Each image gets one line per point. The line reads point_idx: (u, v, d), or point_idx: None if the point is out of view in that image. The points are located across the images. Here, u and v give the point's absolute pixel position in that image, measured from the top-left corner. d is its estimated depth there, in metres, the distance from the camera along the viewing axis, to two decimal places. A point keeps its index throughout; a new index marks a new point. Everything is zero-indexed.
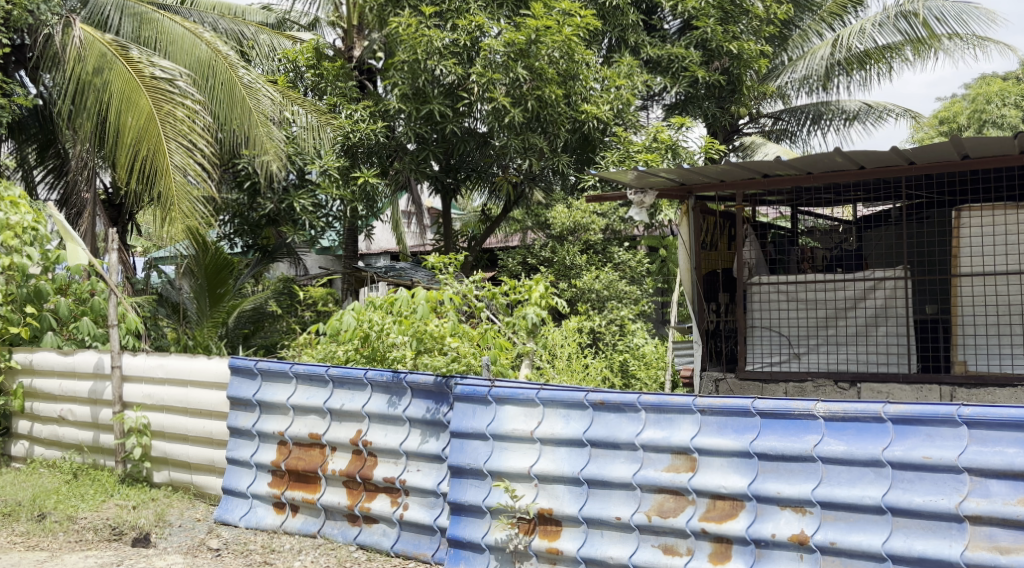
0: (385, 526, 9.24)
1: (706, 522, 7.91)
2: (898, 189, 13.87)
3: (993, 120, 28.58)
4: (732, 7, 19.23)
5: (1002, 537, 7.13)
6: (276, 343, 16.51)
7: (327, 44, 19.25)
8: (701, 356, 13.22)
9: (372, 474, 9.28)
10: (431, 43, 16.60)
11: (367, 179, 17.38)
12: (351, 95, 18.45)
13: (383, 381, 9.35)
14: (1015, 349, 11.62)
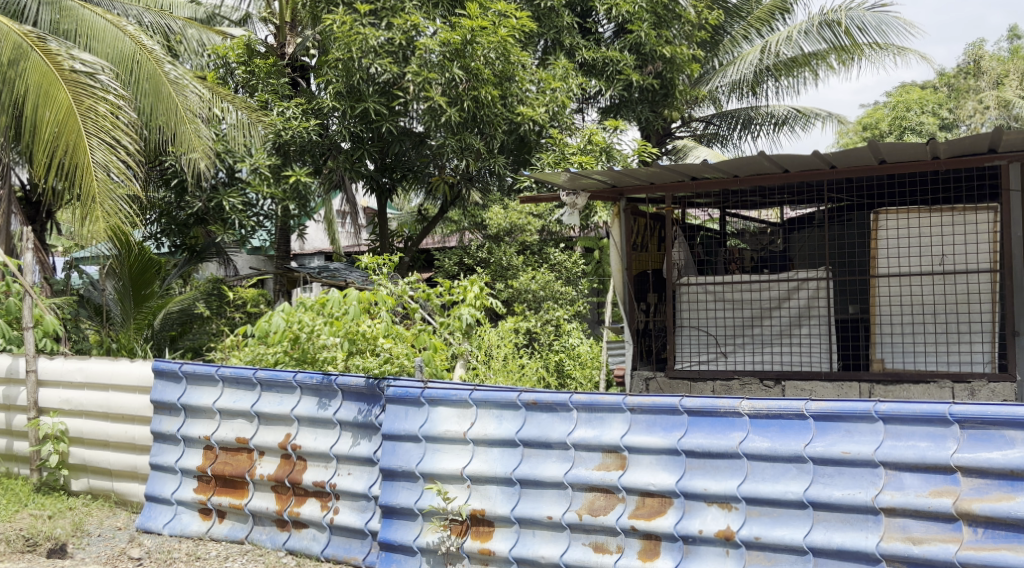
0: (315, 530, 7.35)
1: (635, 520, 6.53)
2: (821, 193, 10.82)
3: (912, 127, 23.75)
4: (665, 10, 16.18)
5: (915, 528, 6.00)
6: (204, 346, 12.96)
7: (257, 40, 15.04)
8: (631, 354, 10.37)
9: (302, 478, 7.38)
10: (366, 41, 13.35)
11: (298, 177, 13.87)
12: (284, 93, 14.46)
13: (313, 384, 7.43)
14: (934, 351, 9.23)
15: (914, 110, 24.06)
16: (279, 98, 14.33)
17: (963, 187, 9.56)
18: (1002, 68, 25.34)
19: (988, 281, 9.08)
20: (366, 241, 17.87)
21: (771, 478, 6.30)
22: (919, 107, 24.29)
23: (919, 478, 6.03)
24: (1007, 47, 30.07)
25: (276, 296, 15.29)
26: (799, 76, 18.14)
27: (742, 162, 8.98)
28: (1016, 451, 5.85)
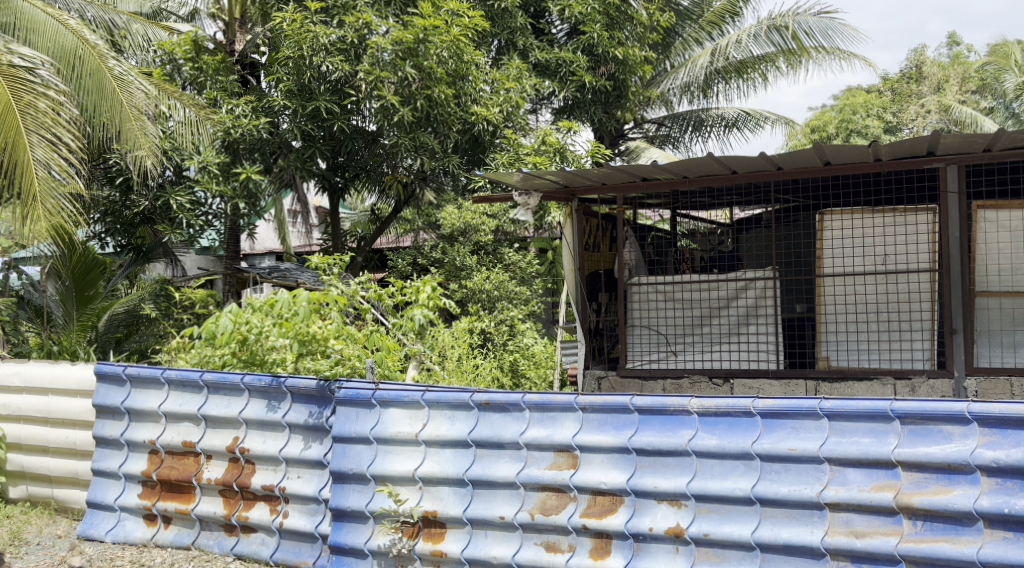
0: (264, 534, 7.20)
1: (586, 519, 6.46)
2: (768, 193, 10.80)
3: (857, 130, 23.87)
4: (617, 12, 16.11)
5: (858, 522, 6.02)
6: (150, 348, 12.68)
7: (205, 36, 14.80)
8: (584, 353, 10.31)
9: (251, 482, 7.22)
10: (316, 40, 13.18)
11: (248, 175, 13.66)
12: (232, 90, 14.27)
13: (261, 387, 7.27)
14: (878, 349, 9.30)
15: (860, 113, 24.17)
16: (227, 96, 14.09)
17: (904, 189, 9.60)
18: (941, 73, 25.64)
19: (928, 281, 9.14)
20: (317, 240, 17.62)
21: (719, 475, 6.28)
22: (864, 111, 24.44)
23: (862, 473, 6.04)
24: (948, 53, 30.50)
25: (225, 296, 15.04)
26: (749, 80, 18.12)
27: (691, 163, 8.96)
28: (954, 446, 5.92)
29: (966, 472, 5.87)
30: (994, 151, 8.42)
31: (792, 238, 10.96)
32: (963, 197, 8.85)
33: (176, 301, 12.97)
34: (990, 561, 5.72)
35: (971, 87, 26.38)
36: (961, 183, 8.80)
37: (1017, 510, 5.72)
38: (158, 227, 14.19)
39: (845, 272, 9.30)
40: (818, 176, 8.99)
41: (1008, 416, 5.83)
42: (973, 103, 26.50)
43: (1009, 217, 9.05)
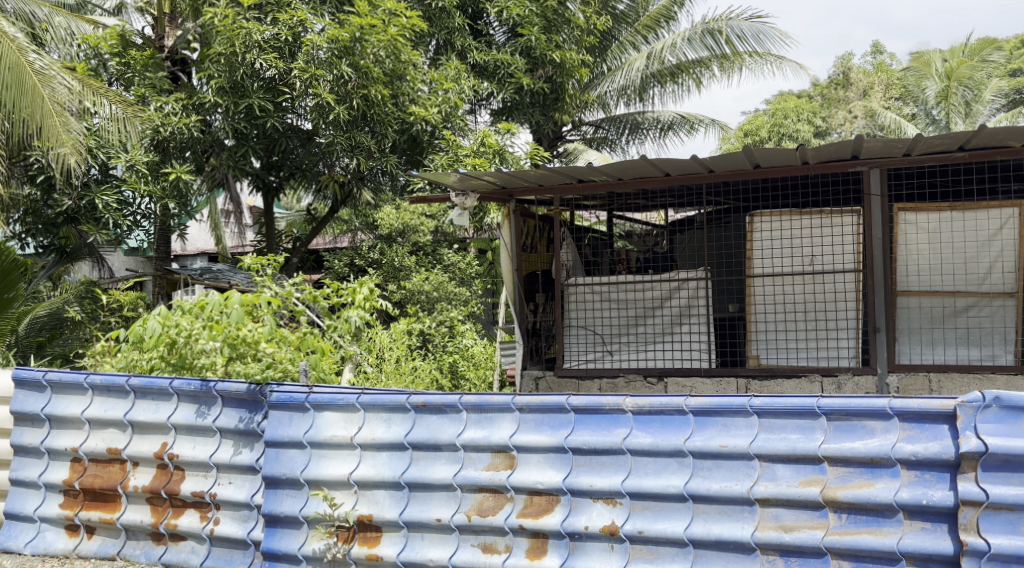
0: (194, 543, 7.08)
1: (523, 519, 6.46)
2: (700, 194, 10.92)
3: (789, 133, 23.95)
4: (555, 14, 16.16)
5: (787, 517, 6.10)
6: (73, 352, 12.38)
7: (132, 30, 14.66)
8: (522, 354, 10.32)
9: (179, 489, 7.11)
10: (249, 36, 13.01)
11: (178, 174, 13.44)
12: (162, 87, 14.01)
13: (190, 391, 7.17)
14: (806, 346, 9.42)
15: (790, 118, 24.29)
16: (156, 92, 13.85)
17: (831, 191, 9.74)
18: (867, 81, 26.21)
19: (853, 281, 9.29)
20: (250, 241, 17.38)
21: (653, 473, 6.33)
22: (795, 116, 24.51)
23: (791, 468, 6.12)
24: (872, 61, 31.08)
25: (154, 299, 14.77)
26: (685, 84, 18.24)
27: (625, 166, 9.01)
28: (876, 440, 6.02)
29: (888, 465, 5.97)
30: (913, 155, 8.58)
31: (724, 240, 11.11)
32: (885, 199, 9.00)
33: (103, 304, 12.71)
34: (910, 552, 5.86)
35: (896, 93, 26.97)
36: (884, 186, 8.95)
37: (935, 501, 5.85)
38: (83, 228, 13.76)
39: (774, 272, 9.43)
40: (750, 178, 9.08)
41: (928, 410, 5.95)
42: (897, 110, 27.11)
43: (928, 220, 9.22)
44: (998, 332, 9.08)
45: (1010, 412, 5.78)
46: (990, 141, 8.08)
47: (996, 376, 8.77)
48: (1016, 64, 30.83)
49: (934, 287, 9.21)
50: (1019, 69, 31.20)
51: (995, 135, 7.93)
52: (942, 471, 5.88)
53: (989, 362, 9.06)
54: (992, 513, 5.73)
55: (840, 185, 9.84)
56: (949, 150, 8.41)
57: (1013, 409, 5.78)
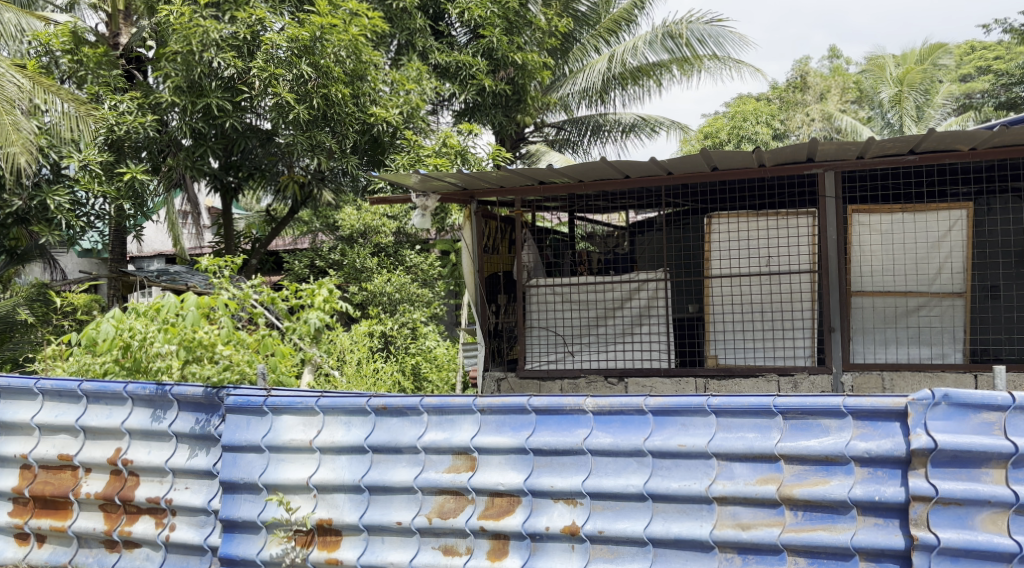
0: (148, 550, 7.01)
1: (484, 520, 6.49)
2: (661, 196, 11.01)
3: (748, 136, 24.07)
4: (516, 16, 16.19)
5: (744, 515, 6.17)
6: (22, 356, 12.20)
7: (85, 27, 14.49)
8: (483, 355, 10.34)
9: (133, 495, 7.05)
10: (206, 35, 12.90)
11: (134, 174, 13.24)
12: (116, 86, 13.88)
13: (145, 395, 7.11)
14: (764, 346, 9.53)
15: (750, 120, 24.33)
16: (110, 91, 13.70)
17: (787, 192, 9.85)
18: (824, 84, 26.58)
19: (808, 281, 9.41)
20: (208, 243, 17.23)
21: (613, 472, 6.38)
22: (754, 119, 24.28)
23: (748, 466, 6.20)
24: (829, 65, 31.38)
25: (109, 301, 14.62)
26: (646, 86, 18.37)
27: (585, 168, 9.06)
28: (831, 438, 6.10)
29: (842, 463, 6.07)
30: (867, 158, 8.71)
31: (684, 242, 11.21)
32: (840, 201, 9.10)
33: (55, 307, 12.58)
34: (863, 547, 5.96)
35: (850, 97, 27.35)
36: (838, 188, 9.02)
37: (888, 496, 5.95)
38: (33, 229, 13.11)
39: (732, 273, 9.52)
40: (707, 181, 9.19)
41: (880, 408, 6.04)
42: (852, 113, 27.49)
43: (881, 222, 9.36)
44: (948, 331, 9.24)
45: (958, 409, 5.91)
46: (939, 144, 8.22)
47: (946, 373, 8.87)
48: (967, 69, 31.39)
49: (887, 287, 9.35)
50: (969, 73, 31.76)
51: (944, 139, 8.07)
52: (894, 468, 5.98)
53: (939, 360, 9.26)
54: (941, 508, 5.87)
55: (796, 187, 9.96)
56: (900, 153, 8.55)
57: (961, 406, 5.90)
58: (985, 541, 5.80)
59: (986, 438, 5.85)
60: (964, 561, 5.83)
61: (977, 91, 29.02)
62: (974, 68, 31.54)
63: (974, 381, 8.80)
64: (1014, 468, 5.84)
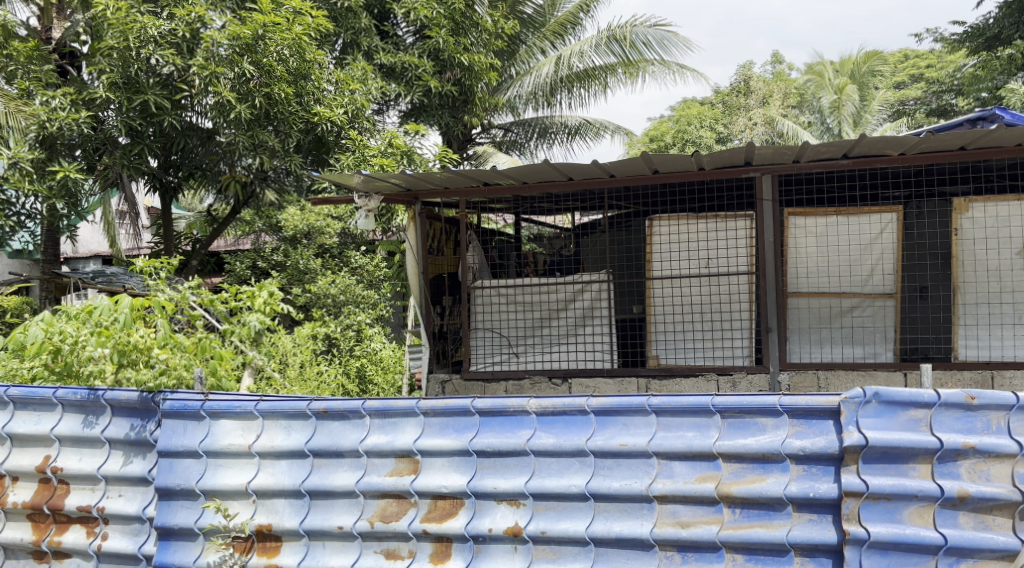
0: (78, 561, 6.91)
1: (426, 523, 6.49)
2: (604, 198, 11.08)
3: (692, 140, 24.48)
4: (463, 16, 16.21)
5: (684, 513, 6.25)
6: None
7: (15, 21, 14.34)
8: (428, 357, 10.34)
9: (63, 504, 6.93)
10: (143, 31, 12.70)
11: (67, 173, 12.86)
12: (49, 82, 13.62)
13: (76, 400, 7.02)
14: (704, 345, 9.65)
15: (695, 125, 24.80)
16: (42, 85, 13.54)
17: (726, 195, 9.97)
18: (766, 89, 26.84)
19: (746, 282, 9.54)
20: (147, 243, 17.01)
21: (556, 473, 6.43)
22: (698, 124, 25.03)
23: (687, 465, 6.27)
24: (772, 70, 31.84)
25: (42, 303, 14.40)
26: (591, 89, 18.46)
27: (529, 170, 9.09)
28: (767, 437, 6.19)
29: (778, 460, 6.16)
30: (803, 162, 8.85)
31: (627, 244, 11.29)
32: (776, 204, 9.24)
33: None
34: (798, 543, 6.06)
35: (792, 102, 27.70)
36: (775, 192, 9.16)
37: (821, 493, 6.07)
38: None
39: (673, 274, 9.61)
40: (648, 183, 9.28)
41: (814, 407, 6.14)
42: (793, 117, 27.85)
43: (816, 224, 9.51)
44: (880, 331, 9.42)
45: (888, 407, 6.04)
46: (870, 149, 8.39)
47: (878, 371, 9.10)
48: (902, 78, 32.00)
49: (822, 288, 9.50)
50: (903, 82, 32.39)
51: (876, 144, 8.22)
52: (827, 465, 6.10)
53: (871, 359, 9.43)
54: (871, 503, 5.98)
55: (734, 190, 10.09)
56: (835, 158, 8.72)
57: (890, 404, 6.03)
58: (912, 535, 5.92)
59: (914, 434, 5.98)
60: (894, 554, 5.94)
61: (911, 99, 29.58)
62: (909, 77, 32.16)
63: (903, 380, 9.04)
64: (940, 463, 5.96)
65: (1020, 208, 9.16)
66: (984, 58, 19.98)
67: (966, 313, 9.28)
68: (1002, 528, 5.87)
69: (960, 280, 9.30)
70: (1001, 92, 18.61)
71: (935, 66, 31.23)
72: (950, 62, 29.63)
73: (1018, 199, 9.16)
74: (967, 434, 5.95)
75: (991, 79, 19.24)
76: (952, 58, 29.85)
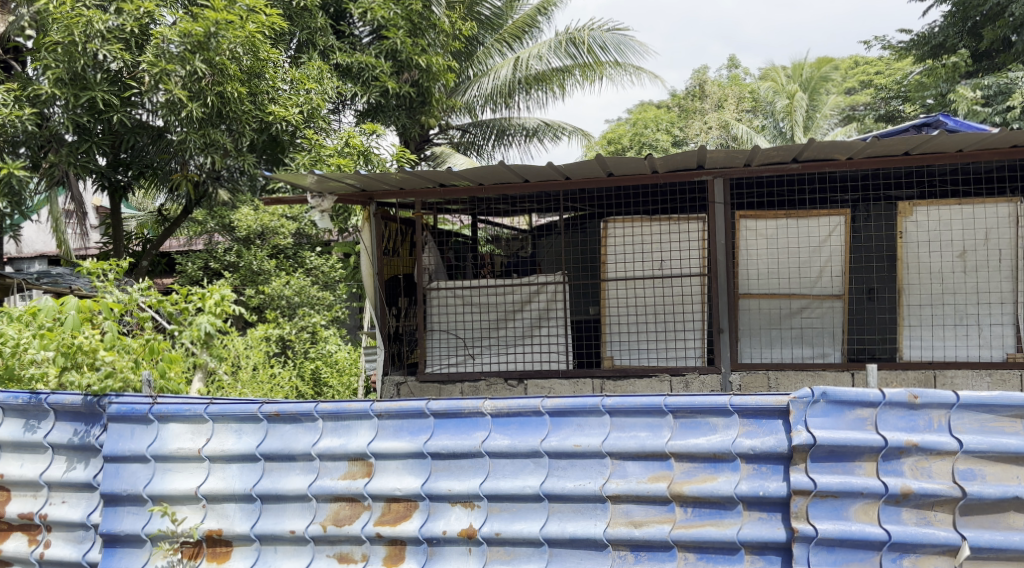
0: None
1: (379, 527, 6.45)
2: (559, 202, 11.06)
3: (648, 143, 24.95)
4: (421, 18, 16.17)
5: (636, 512, 6.26)
6: None
7: None
8: (383, 359, 10.28)
9: (3, 511, 6.85)
10: (90, 25, 12.51)
11: (10, 170, 12.63)
12: None
13: (18, 405, 6.91)
14: (658, 346, 9.68)
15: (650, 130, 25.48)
16: None
17: (680, 198, 10.00)
18: (721, 93, 26.96)
19: (699, 284, 9.59)
20: (96, 243, 16.79)
21: (511, 474, 6.41)
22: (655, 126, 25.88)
23: (640, 465, 6.28)
24: (727, 74, 32.14)
25: None
26: (548, 91, 18.51)
27: (485, 171, 9.05)
28: (718, 436, 6.22)
29: (729, 459, 6.19)
30: (754, 166, 8.91)
31: (582, 246, 11.30)
32: (728, 207, 9.28)
33: None
34: (748, 541, 6.09)
35: (747, 106, 27.94)
36: (726, 195, 9.21)
37: (770, 491, 6.10)
38: None
39: (628, 277, 9.63)
40: (603, 186, 9.29)
41: (764, 406, 6.18)
42: (747, 120, 28.08)
43: (766, 227, 9.57)
44: (828, 331, 9.50)
45: (835, 406, 6.08)
46: (819, 153, 8.45)
47: (826, 371, 9.16)
48: (851, 84, 32.35)
49: (772, 290, 9.56)
50: (852, 87, 32.77)
51: (824, 149, 8.31)
52: (776, 464, 6.13)
53: (820, 359, 9.52)
54: (819, 501, 6.02)
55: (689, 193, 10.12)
56: (785, 161, 8.80)
57: (838, 403, 6.07)
58: (858, 531, 5.97)
59: (860, 433, 6.03)
60: (840, 551, 5.98)
61: (860, 105, 29.96)
62: (858, 83, 32.55)
63: (851, 380, 9.13)
64: (885, 460, 6.02)
65: (960, 212, 9.29)
66: (929, 65, 20.24)
67: (910, 314, 9.39)
68: (943, 523, 5.94)
69: (904, 282, 9.41)
70: (946, 98, 18.85)
71: (883, 73, 31.66)
72: (897, 69, 30.08)
73: (960, 203, 9.29)
74: (910, 433, 6.02)
75: (936, 86, 19.47)
76: (899, 64, 30.22)
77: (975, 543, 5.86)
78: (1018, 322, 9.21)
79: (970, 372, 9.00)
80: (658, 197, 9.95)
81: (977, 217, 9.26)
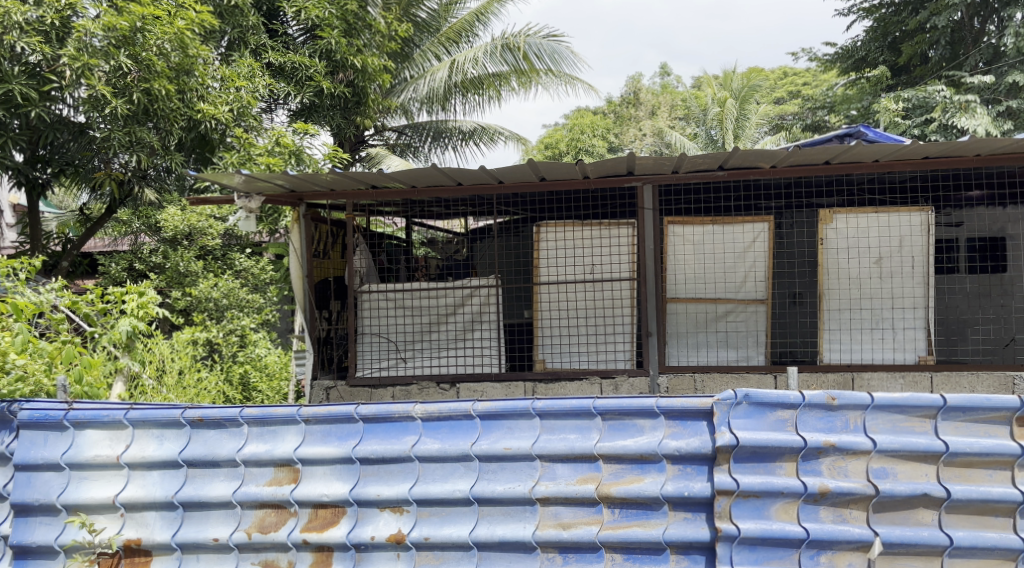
0: None
1: (306, 533, 6.33)
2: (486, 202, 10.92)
3: (586, 148, 24.87)
4: (355, 18, 16.01)
5: (565, 514, 6.29)
6: None
7: None
8: (312, 363, 10.10)
9: None
10: (8, 16, 12.06)
11: None
12: None
13: None
14: (586, 349, 9.67)
15: (587, 133, 25.41)
16: None
17: (609, 203, 9.98)
18: (654, 100, 28.80)
19: (628, 288, 9.60)
20: (14, 243, 16.22)
21: (440, 478, 6.36)
22: (591, 131, 25.66)
23: (569, 467, 6.30)
24: (661, 81, 32.30)
25: None
26: (483, 96, 18.42)
27: (418, 174, 8.95)
28: (645, 437, 6.30)
29: (655, 461, 6.27)
30: (681, 173, 8.96)
31: (517, 248, 11.17)
32: (657, 213, 9.28)
33: None
34: (674, 541, 6.20)
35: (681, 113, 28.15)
36: (655, 201, 9.22)
37: (696, 492, 6.22)
38: None
39: (558, 280, 9.57)
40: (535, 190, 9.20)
41: (689, 408, 6.29)
42: (682, 127, 28.25)
43: (693, 233, 9.57)
44: (752, 335, 9.53)
45: (757, 408, 6.23)
46: (745, 161, 8.47)
47: (750, 374, 9.23)
48: (781, 94, 32.74)
49: (698, 295, 9.57)
50: (781, 97, 33.17)
51: (750, 156, 8.33)
52: (701, 465, 6.25)
53: (744, 363, 9.53)
54: (742, 501, 6.17)
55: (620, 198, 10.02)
56: (712, 168, 8.81)
57: (760, 404, 6.23)
58: (779, 530, 6.14)
59: (781, 434, 6.20)
60: (762, 549, 6.14)
61: (789, 114, 30.30)
62: (787, 93, 32.97)
63: (773, 381, 9.19)
64: (804, 460, 6.19)
65: (877, 219, 9.39)
66: (854, 79, 20.46)
67: (831, 319, 9.46)
68: (859, 520, 6.15)
69: (824, 286, 9.49)
70: (869, 110, 19.14)
71: (811, 84, 32.21)
72: (826, 80, 30.57)
73: (876, 212, 9.40)
74: (828, 433, 6.20)
75: (860, 99, 19.73)
76: (828, 76, 30.72)
77: (887, 539, 6.10)
78: (929, 325, 9.32)
79: (885, 374, 9.06)
80: (587, 201, 9.92)
81: (892, 225, 9.38)
